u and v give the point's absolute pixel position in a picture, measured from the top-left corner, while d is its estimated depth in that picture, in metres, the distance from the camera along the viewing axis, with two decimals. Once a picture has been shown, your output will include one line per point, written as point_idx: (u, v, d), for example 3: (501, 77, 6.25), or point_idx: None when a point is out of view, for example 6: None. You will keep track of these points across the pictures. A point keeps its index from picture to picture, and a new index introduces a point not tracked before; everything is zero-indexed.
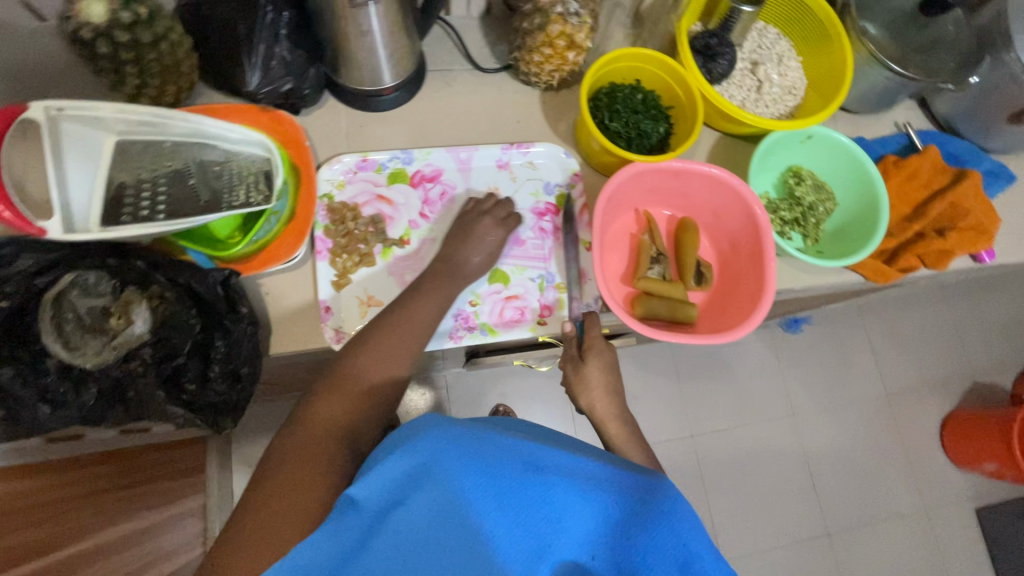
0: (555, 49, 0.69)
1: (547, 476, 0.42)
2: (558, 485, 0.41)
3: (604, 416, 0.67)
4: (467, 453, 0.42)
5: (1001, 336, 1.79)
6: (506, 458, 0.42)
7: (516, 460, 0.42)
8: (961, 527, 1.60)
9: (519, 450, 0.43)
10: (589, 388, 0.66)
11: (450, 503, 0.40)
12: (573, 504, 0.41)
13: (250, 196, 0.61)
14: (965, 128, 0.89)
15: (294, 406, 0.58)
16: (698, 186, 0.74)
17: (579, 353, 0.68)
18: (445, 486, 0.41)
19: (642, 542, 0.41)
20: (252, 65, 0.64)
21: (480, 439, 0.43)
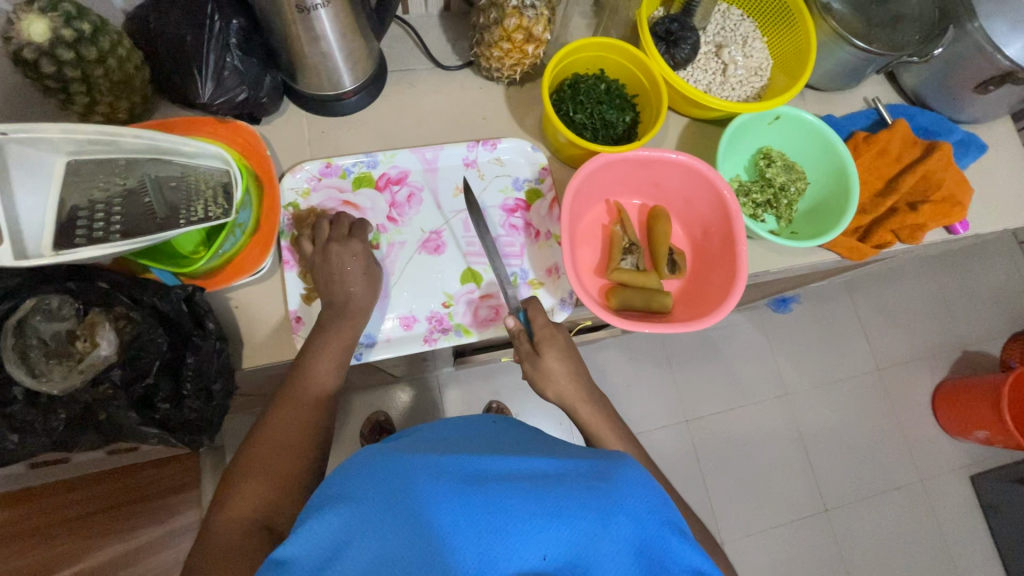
0: (514, 43, 0.68)
1: (488, 482, 0.41)
2: (495, 491, 0.40)
3: (574, 401, 0.64)
4: (406, 472, 0.42)
5: (987, 304, 1.80)
6: (445, 472, 0.41)
7: (456, 472, 0.41)
8: (956, 496, 1.61)
9: (458, 463, 0.43)
10: (551, 379, 0.62)
11: (383, 542, 0.38)
12: (517, 502, 0.39)
13: (209, 210, 0.60)
14: (933, 101, 0.88)
15: (251, 427, 0.59)
16: (666, 173, 0.74)
17: (533, 345, 0.63)
18: (377, 523, 0.39)
19: (592, 526, 0.39)
20: (203, 74, 0.62)
21: (418, 461, 0.43)
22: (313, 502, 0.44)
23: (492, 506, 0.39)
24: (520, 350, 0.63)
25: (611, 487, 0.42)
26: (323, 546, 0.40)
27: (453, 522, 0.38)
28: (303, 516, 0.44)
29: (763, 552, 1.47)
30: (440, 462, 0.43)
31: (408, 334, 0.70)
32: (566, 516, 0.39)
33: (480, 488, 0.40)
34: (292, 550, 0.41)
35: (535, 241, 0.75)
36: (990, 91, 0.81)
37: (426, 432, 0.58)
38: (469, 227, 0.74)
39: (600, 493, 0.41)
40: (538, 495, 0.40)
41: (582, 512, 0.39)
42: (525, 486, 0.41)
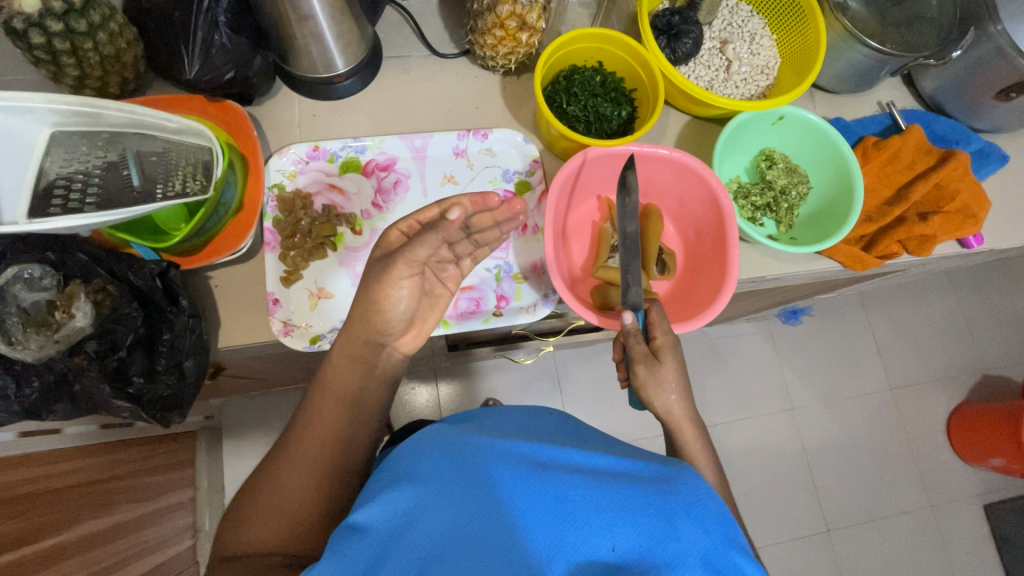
0: (507, 30, 0.67)
1: (548, 469, 0.43)
2: (562, 480, 0.42)
3: (680, 423, 0.61)
4: (470, 455, 0.45)
5: (1012, 326, 1.72)
6: (508, 458, 0.44)
7: (518, 458, 0.44)
8: (968, 523, 1.55)
9: (517, 448, 0.45)
10: (663, 387, 0.60)
11: (453, 519, 0.42)
12: (580, 495, 0.41)
13: (186, 186, 0.59)
14: (951, 107, 0.84)
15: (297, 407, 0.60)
16: (660, 170, 0.71)
17: (649, 350, 0.60)
18: (446, 501, 0.43)
19: (659, 531, 0.40)
20: (190, 51, 0.61)
21: (483, 441, 0.46)
22: (385, 477, 0.49)
23: (554, 496, 0.41)
24: (635, 351, 0.59)
25: (671, 490, 0.43)
26: (394, 520, 0.44)
27: (518, 505, 0.41)
28: (375, 491, 0.48)
29: None
30: (503, 445, 0.46)
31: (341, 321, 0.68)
32: (627, 512, 0.40)
33: (542, 476, 0.42)
34: (368, 520, 0.45)
35: (522, 234, 0.74)
36: (1013, 97, 0.77)
37: (501, 416, 0.60)
38: None
39: (666, 495, 0.42)
40: (600, 490, 0.42)
41: (643, 511, 0.41)
42: (587, 480, 0.42)
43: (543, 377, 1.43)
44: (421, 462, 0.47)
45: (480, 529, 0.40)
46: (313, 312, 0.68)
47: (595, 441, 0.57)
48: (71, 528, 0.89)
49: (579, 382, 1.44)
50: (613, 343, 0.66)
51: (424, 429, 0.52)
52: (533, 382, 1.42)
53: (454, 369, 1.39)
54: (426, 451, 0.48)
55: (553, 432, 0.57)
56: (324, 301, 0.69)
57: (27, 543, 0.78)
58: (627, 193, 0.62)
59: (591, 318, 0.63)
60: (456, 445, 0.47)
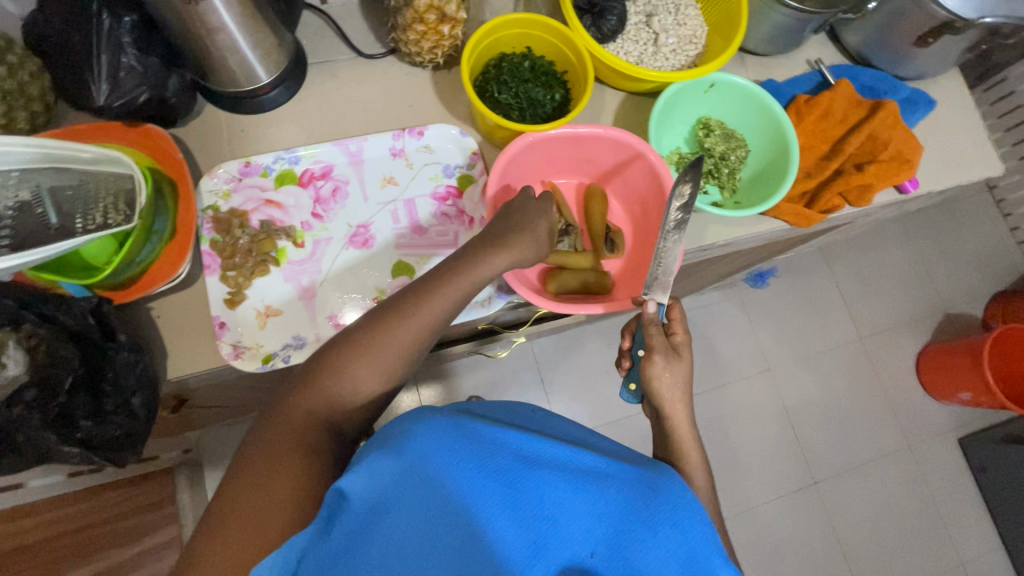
0: (428, 24, 0.66)
1: (542, 468, 0.43)
2: (554, 482, 0.42)
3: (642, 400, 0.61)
4: (467, 443, 0.43)
5: (968, 264, 1.78)
6: (507, 452, 0.43)
7: (516, 452, 0.43)
8: (945, 458, 1.60)
9: (513, 440, 0.44)
10: None
11: (443, 503, 0.40)
12: (571, 499, 0.41)
13: (107, 218, 0.58)
14: (876, 59, 0.86)
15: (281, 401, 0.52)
16: (600, 150, 0.71)
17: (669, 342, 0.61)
18: (440, 486, 0.41)
19: (639, 537, 0.42)
20: (97, 76, 0.59)
21: (477, 428, 0.45)
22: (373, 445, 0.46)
23: (547, 498, 0.41)
24: (655, 342, 0.60)
25: (657, 495, 0.44)
26: (379, 495, 0.42)
27: (509, 498, 0.41)
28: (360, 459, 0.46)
29: (755, 529, 1.46)
30: (498, 435, 0.44)
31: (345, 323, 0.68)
32: (611, 518, 0.42)
33: (538, 474, 0.42)
34: (352, 488, 0.42)
35: (470, 228, 0.73)
36: (931, 43, 0.79)
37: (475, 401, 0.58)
38: (399, 217, 0.72)
39: (651, 502, 0.43)
40: (589, 493, 0.42)
41: (626, 518, 0.42)
42: (580, 483, 0.42)
43: (522, 368, 1.43)
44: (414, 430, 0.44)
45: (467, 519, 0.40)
46: (263, 331, 0.66)
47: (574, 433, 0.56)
48: None
49: (559, 368, 1.44)
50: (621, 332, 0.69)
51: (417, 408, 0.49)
52: (513, 375, 1.42)
53: (432, 371, 1.38)
54: (419, 423, 0.45)
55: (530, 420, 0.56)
56: (272, 319, 0.67)
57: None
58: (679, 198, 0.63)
59: (597, 309, 0.64)
60: (450, 426, 0.44)
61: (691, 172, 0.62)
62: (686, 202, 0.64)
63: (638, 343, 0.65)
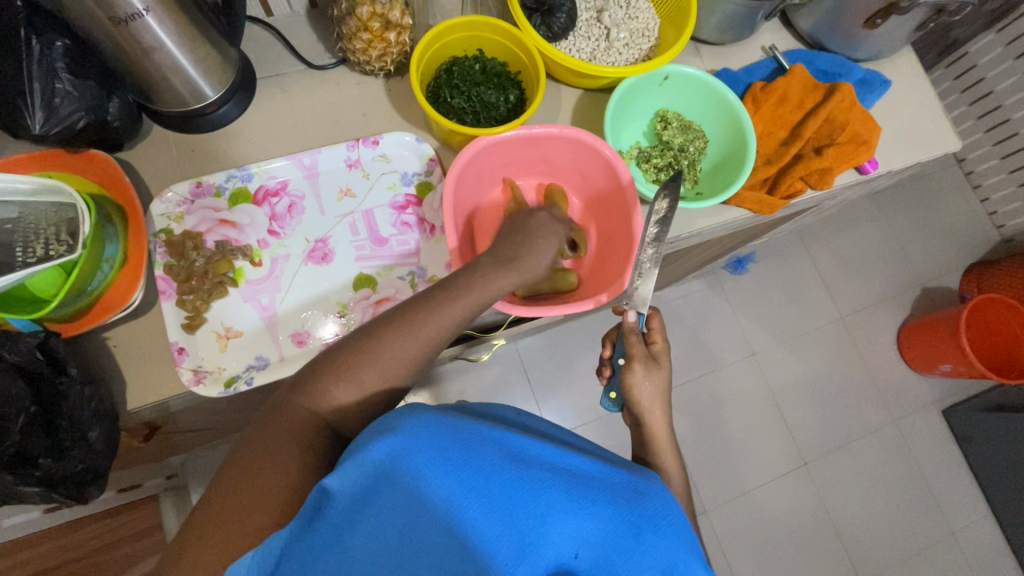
0: (373, 32, 0.65)
1: (533, 469, 0.41)
2: (543, 483, 0.40)
3: None
4: (456, 443, 0.41)
5: (942, 238, 1.80)
6: (495, 450, 0.42)
7: (504, 452, 0.42)
8: (931, 431, 1.63)
9: (505, 439, 0.43)
10: None
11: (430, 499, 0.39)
12: (558, 500, 0.40)
13: (49, 249, 0.56)
14: (829, 42, 0.86)
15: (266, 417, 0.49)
16: (559, 149, 0.71)
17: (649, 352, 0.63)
18: (427, 484, 0.39)
19: (626, 540, 0.40)
20: (30, 102, 0.57)
21: (468, 424, 0.43)
22: (366, 433, 0.43)
23: (535, 501, 0.39)
24: (636, 350, 0.62)
25: (644, 499, 0.43)
26: (366, 489, 0.40)
27: (495, 496, 0.39)
28: (353, 447, 0.43)
29: (748, 513, 1.47)
30: (491, 434, 0.43)
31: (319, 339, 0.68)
32: (602, 522, 0.40)
33: (526, 474, 0.40)
34: (340, 482, 0.41)
35: (431, 236, 0.72)
36: (879, 24, 0.79)
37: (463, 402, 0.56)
38: (358, 230, 0.71)
39: (637, 505, 0.42)
40: (578, 497, 0.40)
41: (615, 521, 0.40)
42: (568, 487, 0.41)
43: (507, 370, 1.42)
44: (408, 420, 0.42)
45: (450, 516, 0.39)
46: (224, 354, 0.65)
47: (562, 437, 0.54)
48: None
49: (544, 368, 1.43)
50: (601, 339, 0.67)
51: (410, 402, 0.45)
52: (498, 378, 1.41)
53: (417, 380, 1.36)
54: (412, 412, 0.43)
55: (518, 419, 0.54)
56: (233, 341, 0.65)
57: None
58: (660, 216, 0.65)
59: (586, 306, 0.63)
60: (442, 422, 0.43)
61: (670, 189, 0.64)
62: (665, 217, 0.65)
63: (616, 352, 0.65)
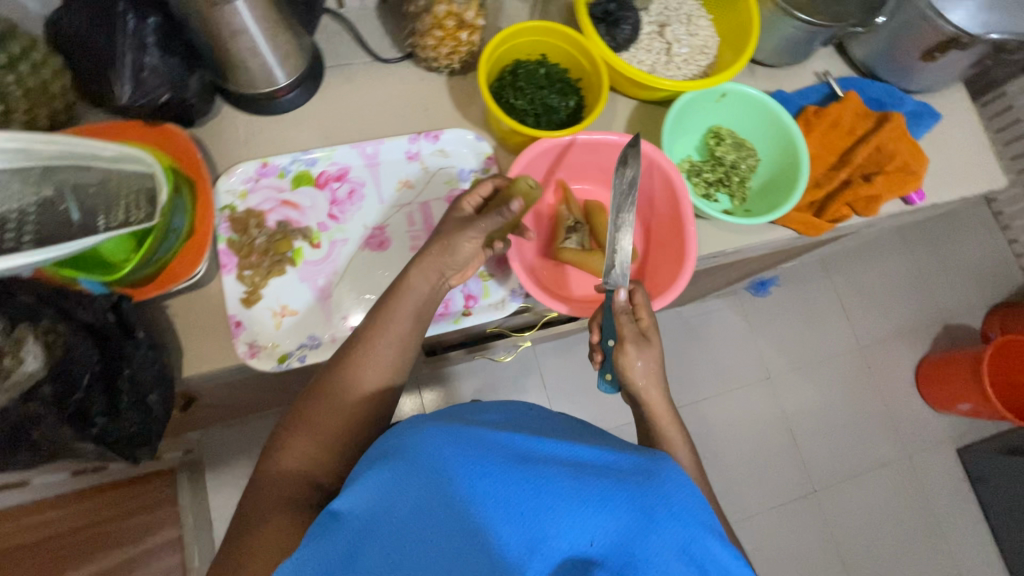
0: (446, 30, 0.67)
1: (533, 464, 0.41)
2: (545, 474, 0.40)
3: (659, 408, 0.61)
4: (451, 449, 0.42)
5: (966, 276, 1.80)
6: (492, 449, 0.42)
7: (498, 449, 0.42)
8: (943, 469, 1.61)
9: (499, 439, 0.43)
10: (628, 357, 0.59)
11: (434, 503, 0.39)
12: (561, 490, 0.39)
13: (130, 215, 0.59)
14: (883, 71, 0.87)
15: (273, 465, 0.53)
16: (615, 156, 0.72)
17: (638, 330, 0.61)
18: (429, 489, 0.40)
19: (635, 523, 0.38)
20: (121, 75, 0.59)
21: (459, 431, 0.44)
22: (366, 458, 0.47)
23: (538, 488, 0.39)
24: (625, 330, 0.60)
25: (651, 482, 0.41)
26: (368, 505, 0.42)
27: (494, 496, 0.39)
28: (354, 473, 0.46)
29: (755, 536, 1.47)
30: (488, 437, 0.43)
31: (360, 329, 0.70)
32: (610, 506, 0.38)
33: (526, 467, 0.40)
34: (344, 504, 0.43)
35: None
36: (937, 57, 0.80)
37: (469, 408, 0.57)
38: (414, 220, 0.73)
39: (643, 488, 0.40)
40: (580, 485, 0.39)
41: (622, 503, 0.39)
42: (571, 475, 0.40)
43: (525, 373, 1.43)
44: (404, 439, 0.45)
45: (452, 518, 0.38)
46: (278, 331, 0.66)
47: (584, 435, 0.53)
48: None
49: (560, 374, 1.44)
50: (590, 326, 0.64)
51: (408, 422, 0.48)
52: (516, 380, 1.42)
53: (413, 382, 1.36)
54: (408, 431, 0.46)
55: (533, 427, 0.53)
56: (287, 319, 0.67)
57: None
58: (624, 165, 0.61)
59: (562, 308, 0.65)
60: (435, 431, 0.44)
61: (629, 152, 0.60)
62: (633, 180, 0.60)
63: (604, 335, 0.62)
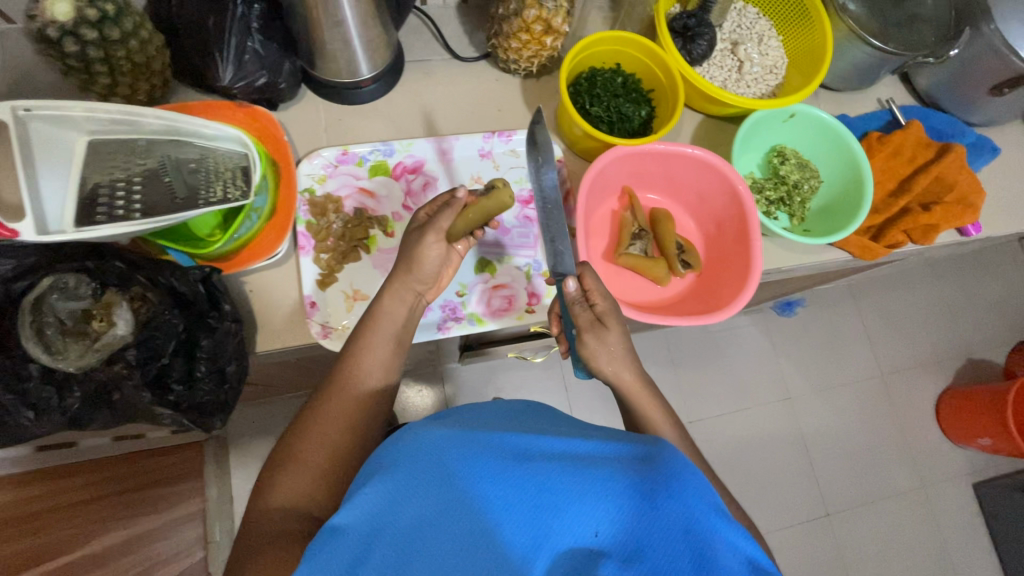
0: (533, 35, 0.69)
1: (531, 459, 0.37)
2: (542, 471, 0.36)
3: None
4: (440, 454, 0.38)
5: (993, 311, 1.79)
6: (482, 448, 0.38)
7: (491, 447, 0.38)
8: (959, 503, 1.61)
9: (494, 438, 0.39)
10: (611, 355, 0.58)
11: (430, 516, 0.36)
12: (559, 482, 0.35)
13: (227, 192, 0.60)
14: (947, 102, 0.88)
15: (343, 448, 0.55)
16: (684, 168, 0.74)
17: (595, 316, 0.58)
18: (423, 500, 0.37)
19: (641, 515, 0.34)
20: (224, 58, 0.62)
21: (455, 433, 0.40)
22: (365, 471, 0.43)
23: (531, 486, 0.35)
24: (580, 319, 0.58)
25: (655, 468, 0.36)
26: (363, 523, 0.38)
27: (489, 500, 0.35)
28: (353, 488, 0.42)
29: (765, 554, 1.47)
30: (478, 437, 0.40)
31: (421, 322, 0.71)
32: (610, 498, 0.34)
33: (517, 467, 0.36)
34: (340, 519, 0.39)
35: None
36: (1005, 92, 0.81)
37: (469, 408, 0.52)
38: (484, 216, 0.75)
39: (644, 476, 0.36)
40: (580, 476, 0.35)
41: (622, 494, 0.34)
42: (567, 468, 0.36)
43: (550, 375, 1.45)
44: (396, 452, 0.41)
45: (449, 527, 0.34)
46: (349, 313, 0.68)
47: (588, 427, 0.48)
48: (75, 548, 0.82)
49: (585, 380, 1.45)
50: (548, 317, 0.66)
51: (402, 428, 0.45)
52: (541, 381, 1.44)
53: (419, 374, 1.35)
54: (404, 440, 0.42)
55: (536, 421, 0.48)
56: (359, 303, 0.69)
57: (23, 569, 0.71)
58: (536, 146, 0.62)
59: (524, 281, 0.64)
60: (431, 437, 0.40)
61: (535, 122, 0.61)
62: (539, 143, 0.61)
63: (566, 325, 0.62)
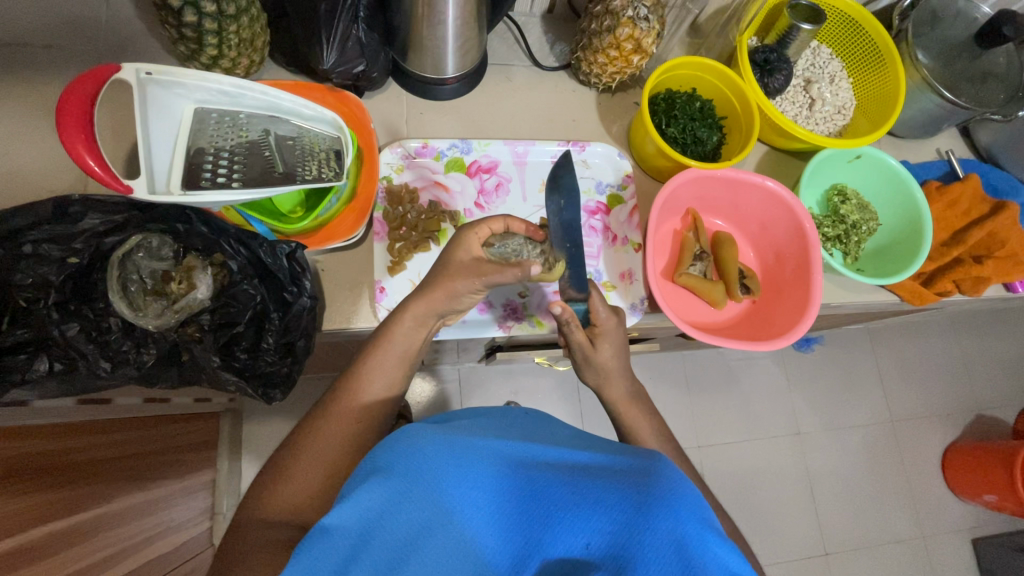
0: (622, 52, 0.71)
1: (537, 470, 0.39)
2: (547, 481, 0.38)
3: None
4: (459, 454, 0.39)
5: (1007, 370, 1.80)
6: (489, 455, 0.39)
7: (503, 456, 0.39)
8: (956, 556, 1.60)
9: (503, 447, 0.40)
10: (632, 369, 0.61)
11: (433, 514, 0.36)
12: (560, 495, 0.37)
13: (322, 171, 0.62)
14: (1004, 160, 0.90)
15: None
16: (749, 196, 0.76)
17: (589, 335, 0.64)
18: (428, 500, 0.37)
19: (634, 528, 0.35)
20: (330, 41, 0.64)
21: (466, 439, 0.41)
22: (360, 470, 0.41)
23: (535, 493, 0.37)
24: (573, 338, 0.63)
25: (650, 482, 0.38)
26: (362, 520, 0.37)
27: (493, 507, 0.37)
28: (346, 487, 0.41)
29: None
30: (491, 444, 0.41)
31: (482, 318, 0.75)
32: (603, 508, 0.36)
33: (529, 475, 0.38)
34: (334, 518, 0.38)
35: (612, 244, 0.77)
36: None
37: (474, 412, 0.53)
38: None
39: (635, 489, 0.37)
40: (579, 489, 0.37)
41: (615, 505, 0.36)
42: (568, 480, 0.38)
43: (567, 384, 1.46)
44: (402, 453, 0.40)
45: (450, 532, 0.35)
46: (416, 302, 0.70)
47: (584, 438, 0.49)
48: (119, 497, 0.83)
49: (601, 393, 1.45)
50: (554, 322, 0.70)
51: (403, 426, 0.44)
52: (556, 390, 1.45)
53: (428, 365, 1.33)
54: (406, 439, 0.41)
55: (535, 428, 0.49)
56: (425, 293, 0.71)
57: (72, 513, 0.71)
58: (559, 192, 0.66)
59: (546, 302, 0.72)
60: (446, 438, 0.40)
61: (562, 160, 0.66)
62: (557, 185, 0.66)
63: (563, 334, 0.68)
